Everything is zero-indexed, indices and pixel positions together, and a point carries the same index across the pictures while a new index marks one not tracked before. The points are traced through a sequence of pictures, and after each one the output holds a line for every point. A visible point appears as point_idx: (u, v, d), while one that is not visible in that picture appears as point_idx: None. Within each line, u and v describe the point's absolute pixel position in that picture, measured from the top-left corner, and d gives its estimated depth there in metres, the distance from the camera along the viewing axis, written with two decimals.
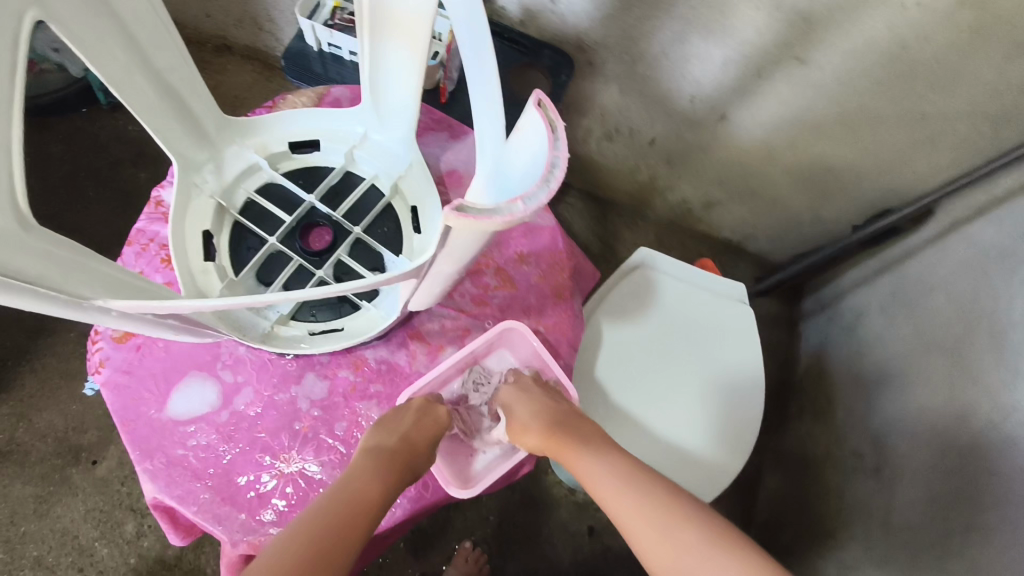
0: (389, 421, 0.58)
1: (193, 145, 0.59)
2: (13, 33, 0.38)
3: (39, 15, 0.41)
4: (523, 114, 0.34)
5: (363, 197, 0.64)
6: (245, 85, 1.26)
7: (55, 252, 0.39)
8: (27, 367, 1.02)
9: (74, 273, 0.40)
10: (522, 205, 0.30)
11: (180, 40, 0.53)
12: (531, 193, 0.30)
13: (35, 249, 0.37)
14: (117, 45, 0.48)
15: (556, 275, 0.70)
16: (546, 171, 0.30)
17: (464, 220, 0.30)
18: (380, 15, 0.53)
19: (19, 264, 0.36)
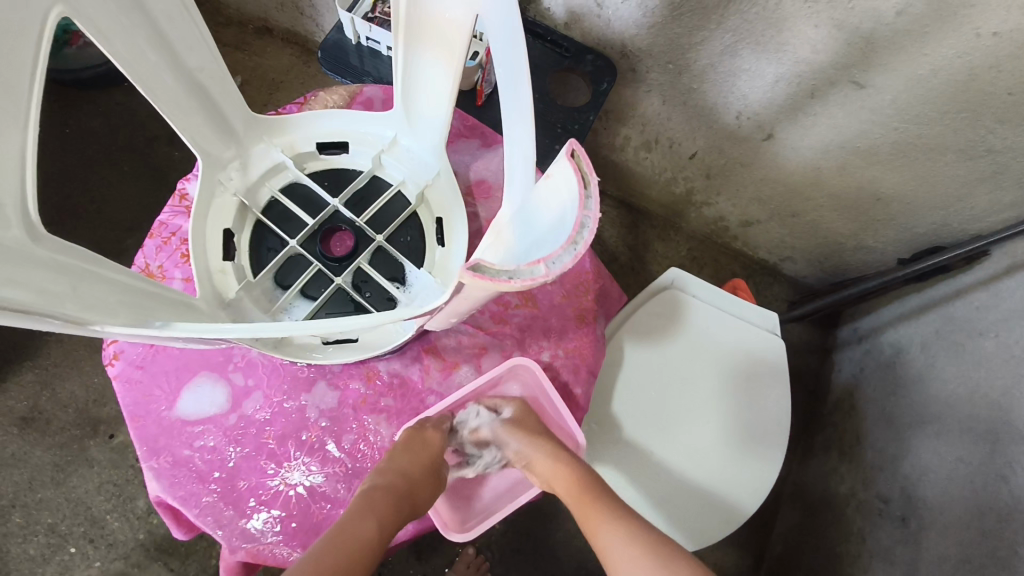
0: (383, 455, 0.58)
1: (220, 141, 0.58)
2: (36, 36, 0.39)
3: (66, 13, 0.41)
4: (553, 163, 0.33)
5: (389, 204, 0.63)
6: (283, 68, 1.26)
7: (62, 261, 0.39)
8: (53, 336, 1.04)
9: (81, 283, 0.40)
10: (545, 268, 0.30)
11: (211, 39, 0.52)
12: (556, 256, 0.30)
13: (44, 260, 0.38)
14: (145, 42, 0.47)
15: (580, 297, 0.68)
16: (574, 233, 0.30)
17: (479, 280, 0.31)
18: (419, 21, 0.51)
19: (28, 279, 0.36)
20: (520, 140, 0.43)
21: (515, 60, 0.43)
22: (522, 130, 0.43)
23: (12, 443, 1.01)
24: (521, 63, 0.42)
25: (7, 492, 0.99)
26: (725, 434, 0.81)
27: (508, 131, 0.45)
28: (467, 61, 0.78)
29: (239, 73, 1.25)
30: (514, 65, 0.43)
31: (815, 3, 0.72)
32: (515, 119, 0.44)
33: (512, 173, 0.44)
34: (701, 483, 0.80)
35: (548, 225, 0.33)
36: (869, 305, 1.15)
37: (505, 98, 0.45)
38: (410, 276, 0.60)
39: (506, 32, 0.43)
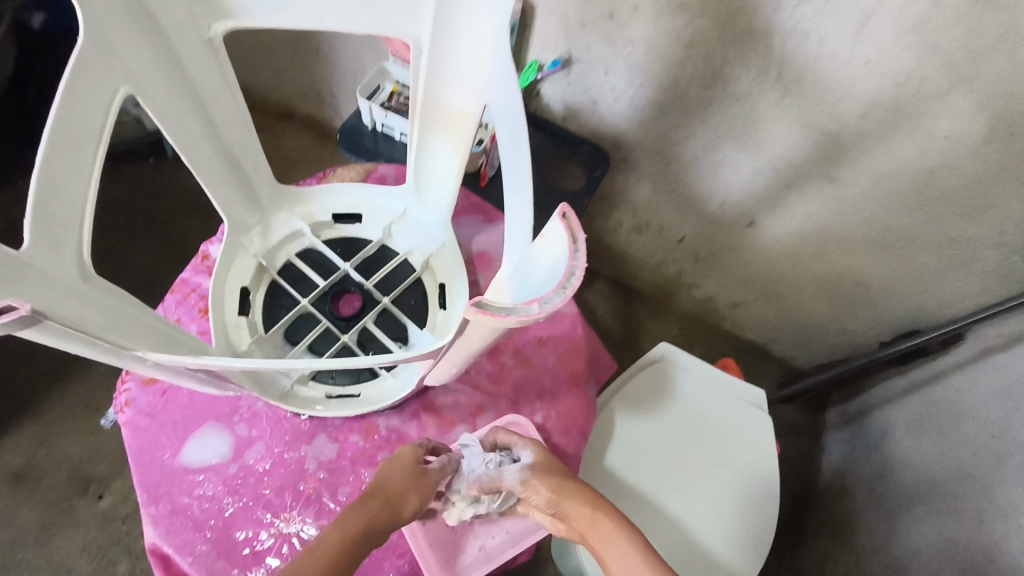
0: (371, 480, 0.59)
1: (246, 208, 0.64)
2: (104, 105, 0.45)
3: (131, 90, 0.48)
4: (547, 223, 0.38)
5: (396, 270, 0.68)
6: (301, 149, 1.36)
7: (104, 299, 0.43)
8: (54, 395, 1.08)
9: (119, 320, 0.44)
10: (538, 307, 0.33)
11: (248, 114, 0.59)
12: (548, 297, 0.34)
13: (91, 297, 0.42)
14: (191, 117, 0.54)
15: (573, 361, 0.71)
16: (564, 279, 0.34)
17: (482, 315, 0.34)
18: (434, 108, 0.58)
19: (77, 311, 0.40)
20: (518, 211, 0.49)
21: (514, 145, 0.50)
22: (519, 203, 0.49)
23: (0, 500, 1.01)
24: (519, 147, 0.49)
25: None
26: (716, 504, 0.82)
27: (509, 205, 0.51)
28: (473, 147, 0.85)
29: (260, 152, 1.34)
30: (514, 149, 0.50)
31: (786, 107, 0.81)
32: (514, 194, 0.50)
33: (512, 239, 0.49)
34: (693, 554, 0.79)
35: (543, 276, 0.37)
36: (856, 387, 1.18)
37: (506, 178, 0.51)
38: (412, 336, 0.64)
39: (509, 119, 0.50)
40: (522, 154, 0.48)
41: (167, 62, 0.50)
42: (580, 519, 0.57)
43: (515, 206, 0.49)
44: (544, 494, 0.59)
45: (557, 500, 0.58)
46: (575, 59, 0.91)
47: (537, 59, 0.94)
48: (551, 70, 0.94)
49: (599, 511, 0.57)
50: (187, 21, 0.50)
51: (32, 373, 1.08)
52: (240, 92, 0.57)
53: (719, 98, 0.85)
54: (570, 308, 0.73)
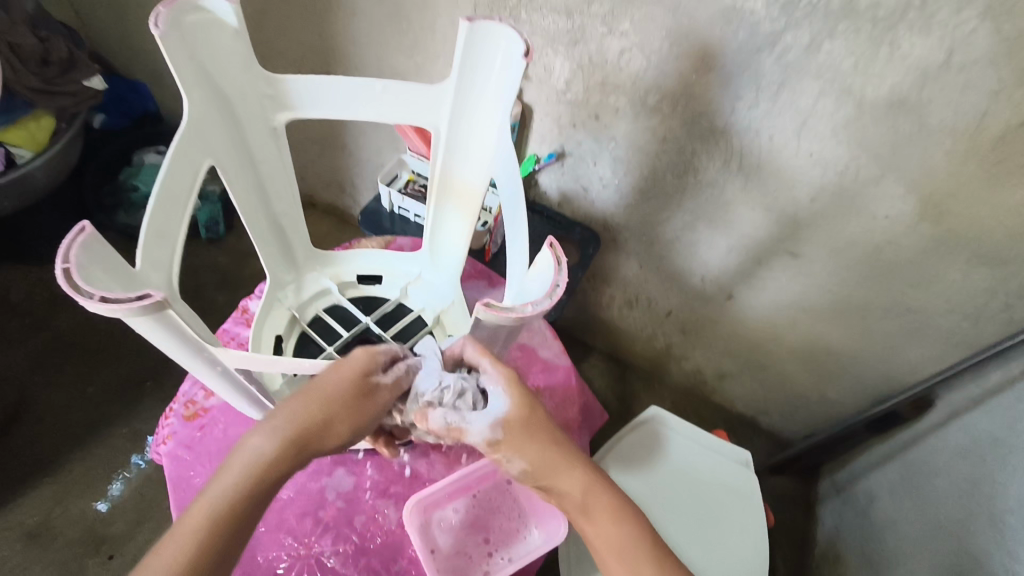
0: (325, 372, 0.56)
1: (284, 267, 0.75)
2: (192, 174, 0.57)
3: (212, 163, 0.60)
4: (540, 253, 0.49)
5: (410, 325, 0.77)
6: (321, 234, 1.50)
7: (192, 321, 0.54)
8: (77, 455, 1.14)
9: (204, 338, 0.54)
10: (530, 308, 0.44)
11: (296, 185, 0.71)
12: (538, 302, 0.44)
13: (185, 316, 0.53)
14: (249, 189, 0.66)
15: (566, 410, 0.79)
16: (552, 288, 0.44)
17: (489, 313, 0.44)
18: (447, 185, 0.70)
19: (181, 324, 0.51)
20: (515, 264, 0.60)
21: (513, 215, 0.61)
22: (517, 259, 0.60)
23: (13, 558, 1.04)
24: (517, 217, 0.61)
25: None
26: (709, 558, 0.86)
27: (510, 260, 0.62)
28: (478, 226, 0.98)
29: None
30: (513, 219, 0.62)
31: (750, 192, 0.93)
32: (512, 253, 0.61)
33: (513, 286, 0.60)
34: None
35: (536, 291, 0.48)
36: (843, 457, 1.23)
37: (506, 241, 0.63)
38: None
39: (510, 191, 0.62)
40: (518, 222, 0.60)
41: (238, 141, 0.63)
42: (570, 501, 0.59)
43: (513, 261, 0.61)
44: (522, 461, 0.56)
45: (533, 470, 0.57)
46: (567, 152, 1.06)
47: (534, 153, 1.08)
48: (546, 162, 1.08)
49: (592, 495, 0.59)
50: (258, 110, 0.63)
51: (59, 436, 1.16)
52: (292, 167, 0.69)
53: (691, 184, 0.98)
54: (564, 362, 0.82)
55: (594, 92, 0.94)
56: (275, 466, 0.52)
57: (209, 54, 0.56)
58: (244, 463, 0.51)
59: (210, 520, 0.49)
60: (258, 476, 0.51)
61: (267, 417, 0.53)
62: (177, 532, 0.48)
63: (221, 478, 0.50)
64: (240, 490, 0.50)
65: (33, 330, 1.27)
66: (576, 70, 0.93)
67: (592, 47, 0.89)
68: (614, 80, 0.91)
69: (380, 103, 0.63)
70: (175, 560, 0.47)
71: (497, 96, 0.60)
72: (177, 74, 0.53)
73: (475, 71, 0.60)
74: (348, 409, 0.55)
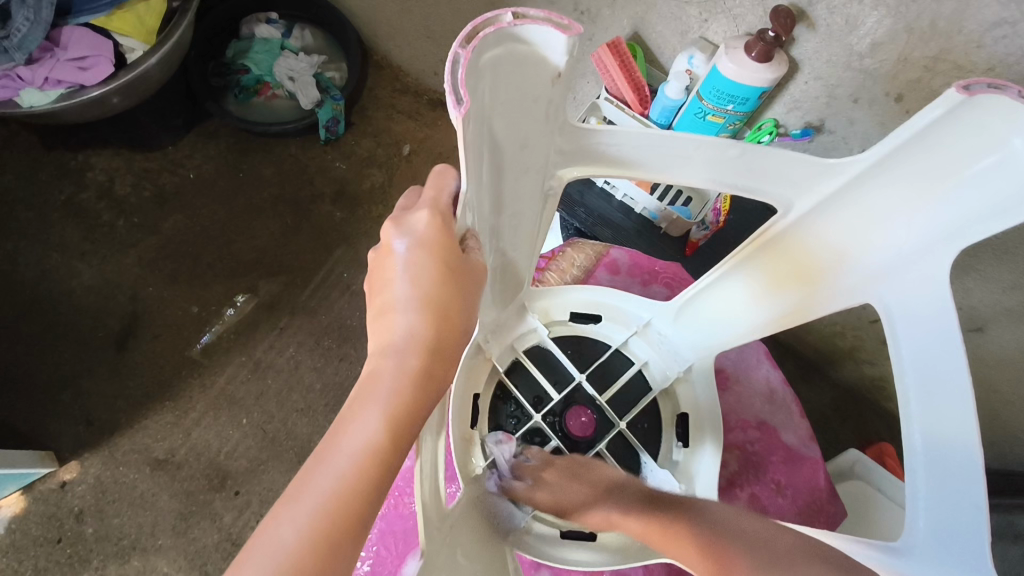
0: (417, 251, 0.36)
1: (493, 309, 0.54)
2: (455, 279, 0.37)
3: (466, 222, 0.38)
4: None
5: (630, 382, 0.62)
6: (451, 143, 1.23)
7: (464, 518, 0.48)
8: (198, 382, 1.07)
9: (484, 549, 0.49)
10: None
11: (542, 243, 0.51)
12: None
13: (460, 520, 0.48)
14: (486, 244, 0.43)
15: (814, 516, 0.61)
16: None
17: None
18: (777, 273, 0.50)
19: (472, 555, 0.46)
20: (957, 457, 0.39)
21: (947, 367, 0.39)
22: (955, 442, 0.39)
23: (142, 483, 1.02)
24: (958, 382, 0.39)
25: (130, 534, 0.99)
26: None
27: (919, 432, 0.41)
28: (684, 212, 0.74)
29: (408, 142, 1.22)
30: (944, 378, 0.39)
31: None
32: (937, 427, 0.40)
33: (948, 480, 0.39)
34: None
35: None
36: None
37: (910, 402, 0.41)
38: (647, 471, 0.58)
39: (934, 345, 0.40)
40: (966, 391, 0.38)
41: (499, 213, 0.42)
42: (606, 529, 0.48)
43: (940, 431, 0.40)
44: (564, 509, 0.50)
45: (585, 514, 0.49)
46: (826, 129, 0.68)
47: (775, 119, 0.71)
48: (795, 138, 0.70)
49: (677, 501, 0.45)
50: (540, 166, 0.41)
51: (177, 359, 1.08)
52: (548, 224, 0.48)
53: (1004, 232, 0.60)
54: (813, 454, 0.64)
55: (911, 70, 0.57)
56: (418, 385, 0.35)
57: (505, 105, 0.35)
58: (385, 385, 0.34)
59: (363, 455, 0.32)
60: (400, 400, 0.34)
61: (381, 299, 0.37)
62: (317, 472, 0.31)
63: (356, 403, 0.34)
64: (390, 409, 0.34)
65: (141, 233, 1.15)
66: (899, 32, 0.55)
67: (945, 6, 0.51)
68: (960, 68, 0.54)
69: (732, 171, 0.41)
70: (324, 518, 0.30)
71: (944, 194, 0.38)
72: (467, 168, 0.33)
73: (918, 151, 0.37)
74: (465, 276, 0.37)
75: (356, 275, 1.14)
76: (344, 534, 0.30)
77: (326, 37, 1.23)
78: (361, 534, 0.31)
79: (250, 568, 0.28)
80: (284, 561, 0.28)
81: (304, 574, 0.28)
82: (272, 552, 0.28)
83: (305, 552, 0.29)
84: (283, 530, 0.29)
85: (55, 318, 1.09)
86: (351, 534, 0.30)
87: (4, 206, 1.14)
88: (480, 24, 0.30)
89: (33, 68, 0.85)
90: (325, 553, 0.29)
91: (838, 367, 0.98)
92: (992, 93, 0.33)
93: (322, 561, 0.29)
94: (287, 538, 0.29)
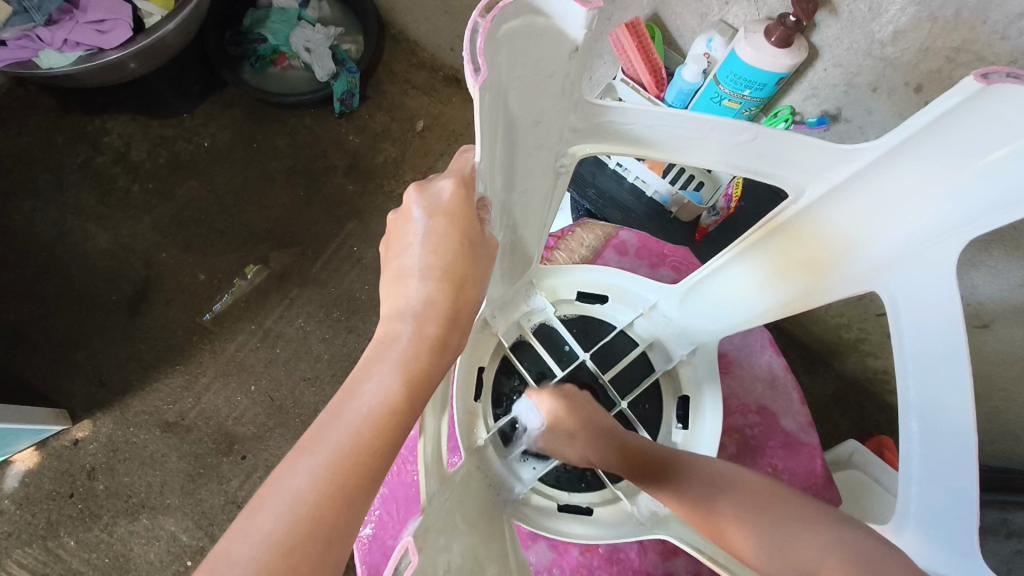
0: (433, 217, 0.36)
1: (501, 284, 0.55)
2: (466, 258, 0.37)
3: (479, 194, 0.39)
4: None
5: (633, 362, 0.63)
6: (465, 121, 1.23)
7: (466, 485, 0.49)
8: (208, 348, 1.09)
9: (486, 516, 0.50)
10: None
11: (553, 221, 0.51)
12: None
13: (463, 487, 0.49)
14: (497, 218, 0.44)
15: None
16: None
17: None
18: (785, 260, 0.50)
19: (475, 520, 0.47)
20: (951, 444, 0.39)
21: (947, 360, 0.40)
22: (950, 430, 0.39)
23: (153, 443, 1.04)
24: (957, 371, 0.39)
25: (140, 492, 1.02)
26: None
27: (915, 419, 0.41)
28: (695, 197, 0.74)
29: (422, 118, 1.22)
30: (943, 367, 0.40)
31: None
32: (934, 415, 0.40)
33: (944, 469, 0.40)
34: None
35: None
36: None
37: (907, 388, 0.42)
38: None
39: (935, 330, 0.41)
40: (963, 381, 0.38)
41: (511, 188, 0.43)
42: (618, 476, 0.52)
43: (935, 419, 0.40)
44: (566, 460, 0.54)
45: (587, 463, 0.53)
46: (843, 118, 0.67)
47: (792, 107, 0.71)
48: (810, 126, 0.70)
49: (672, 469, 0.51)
50: (553, 142, 0.42)
51: (189, 325, 1.10)
52: (560, 202, 0.48)
53: (1013, 225, 0.59)
54: (812, 440, 0.64)
55: (932, 60, 0.56)
56: (432, 350, 0.36)
57: (522, 79, 0.35)
58: (400, 349, 0.35)
59: (377, 413, 0.33)
60: (415, 364, 0.35)
61: (397, 266, 0.38)
62: (333, 425, 0.32)
63: (372, 364, 0.35)
64: (405, 371, 0.35)
65: (156, 199, 1.16)
66: (922, 21, 0.54)
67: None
68: (982, 60, 0.53)
69: (748, 152, 0.41)
70: (339, 467, 0.30)
71: (955, 183, 0.38)
72: (482, 138, 0.33)
73: (932, 140, 0.37)
74: (479, 247, 0.38)
75: (366, 249, 1.15)
76: (361, 482, 0.31)
77: (343, 9, 1.22)
78: (373, 487, 0.32)
79: (265, 510, 0.29)
80: (299, 504, 0.29)
81: (318, 519, 0.29)
82: (288, 495, 0.29)
83: (318, 498, 0.29)
84: (298, 475, 0.30)
85: (70, 280, 1.11)
86: (365, 485, 0.31)
87: (21, 168, 1.15)
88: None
89: (52, 30, 0.86)
90: (339, 501, 0.30)
91: (842, 359, 0.99)
92: (1011, 82, 0.32)
93: (335, 508, 0.30)
94: (302, 482, 0.30)
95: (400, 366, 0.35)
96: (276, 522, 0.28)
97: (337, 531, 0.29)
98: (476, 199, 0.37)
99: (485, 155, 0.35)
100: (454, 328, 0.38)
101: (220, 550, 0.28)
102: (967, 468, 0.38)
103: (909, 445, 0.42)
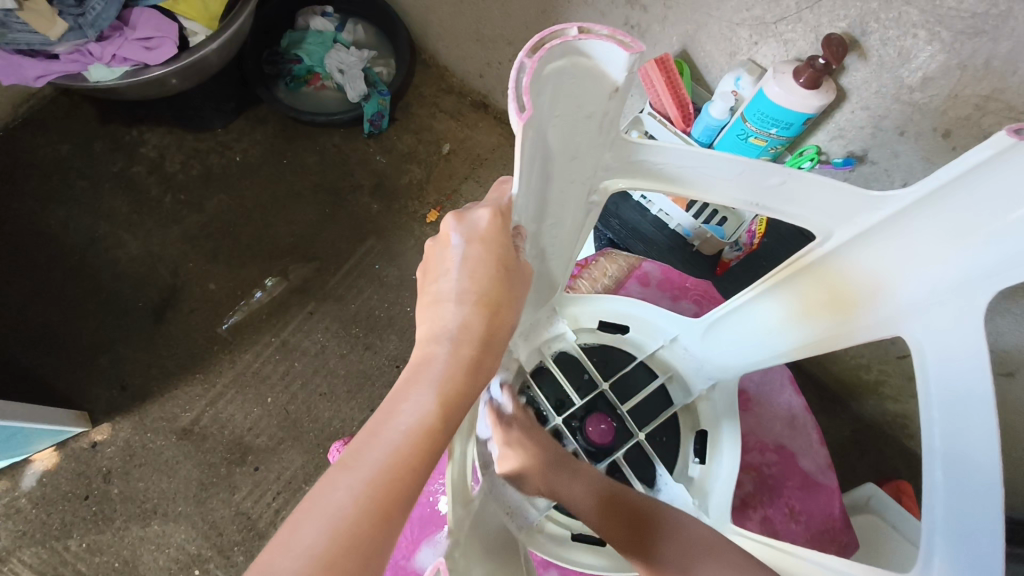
0: (472, 245, 0.37)
1: (527, 310, 0.56)
2: (500, 287, 0.38)
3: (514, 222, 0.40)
4: None
5: (652, 394, 0.63)
6: (490, 145, 1.25)
7: (484, 511, 0.49)
8: (229, 358, 1.10)
9: (502, 542, 0.50)
10: None
11: (580, 254, 0.52)
12: None
13: (481, 511, 0.49)
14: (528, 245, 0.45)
15: (825, 545, 0.62)
16: None
17: None
18: (809, 301, 0.50)
19: (494, 547, 0.47)
20: (977, 496, 0.38)
21: (974, 406, 0.39)
22: (975, 479, 0.39)
23: (169, 450, 1.05)
24: (984, 423, 0.38)
25: (153, 498, 1.03)
26: None
27: (940, 468, 0.41)
28: (718, 231, 0.75)
29: (448, 141, 1.25)
30: (969, 418, 0.39)
31: None
32: (958, 464, 0.40)
33: (967, 522, 0.39)
34: None
35: None
36: None
37: (933, 436, 0.42)
38: (662, 483, 0.59)
39: (959, 376, 0.40)
40: (990, 434, 0.38)
41: (543, 219, 0.44)
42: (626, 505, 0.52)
43: (959, 465, 0.40)
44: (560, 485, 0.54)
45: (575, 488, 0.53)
46: (869, 160, 0.68)
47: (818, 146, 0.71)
48: (834, 168, 0.70)
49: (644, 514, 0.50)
50: (586, 178, 0.43)
51: (209, 334, 1.12)
52: (588, 235, 0.49)
53: None
54: (830, 482, 0.64)
55: (961, 107, 0.57)
56: (466, 372, 0.37)
57: (562, 117, 0.36)
58: (436, 370, 0.36)
59: (415, 431, 0.34)
60: (450, 385, 0.36)
61: (433, 291, 0.39)
62: (373, 442, 0.33)
63: (408, 385, 0.36)
64: (441, 391, 0.35)
65: (186, 210, 1.18)
66: (952, 68, 0.55)
67: (1002, 45, 0.51)
68: (1013, 109, 0.53)
69: (776, 194, 0.42)
70: (378, 484, 0.31)
71: (986, 237, 0.38)
72: (522, 171, 0.35)
73: (965, 190, 0.37)
74: (514, 274, 0.39)
75: (387, 266, 1.17)
76: (397, 502, 0.31)
77: (377, 34, 1.26)
78: (410, 505, 0.32)
79: (306, 524, 0.29)
80: (339, 520, 0.29)
81: (357, 535, 0.29)
82: (328, 511, 0.30)
83: (357, 513, 0.30)
84: (338, 490, 0.30)
85: (99, 284, 1.13)
86: (401, 504, 0.31)
87: (59, 174, 1.19)
88: (546, 35, 0.32)
89: (102, 45, 0.89)
90: (378, 518, 0.30)
91: (861, 400, 0.98)
92: None
93: (373, 524, 0.30)
94: (342, 498, 0.30)
95: (438, 387, 0.35)
96: (318, 538, 0.29)
97: (375, 547, 0.30)
98: (512, 228, 0.38)
99: (523, 188, 0.36)
100: (487, 350, 0.38)
101: (263, 562, 0.28)
102: (993, 524, 0.37)
103: (930, 493, 0.41)
